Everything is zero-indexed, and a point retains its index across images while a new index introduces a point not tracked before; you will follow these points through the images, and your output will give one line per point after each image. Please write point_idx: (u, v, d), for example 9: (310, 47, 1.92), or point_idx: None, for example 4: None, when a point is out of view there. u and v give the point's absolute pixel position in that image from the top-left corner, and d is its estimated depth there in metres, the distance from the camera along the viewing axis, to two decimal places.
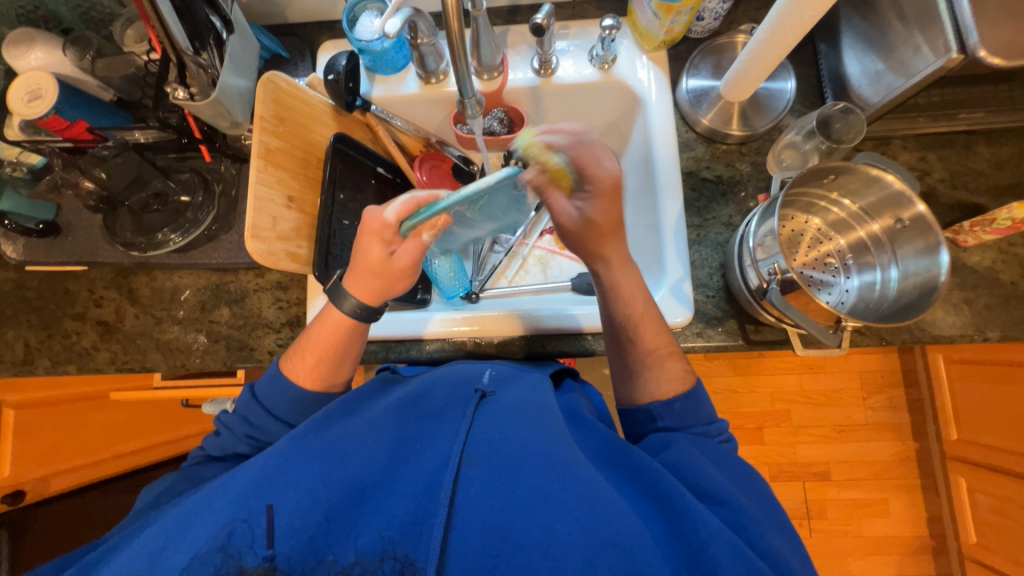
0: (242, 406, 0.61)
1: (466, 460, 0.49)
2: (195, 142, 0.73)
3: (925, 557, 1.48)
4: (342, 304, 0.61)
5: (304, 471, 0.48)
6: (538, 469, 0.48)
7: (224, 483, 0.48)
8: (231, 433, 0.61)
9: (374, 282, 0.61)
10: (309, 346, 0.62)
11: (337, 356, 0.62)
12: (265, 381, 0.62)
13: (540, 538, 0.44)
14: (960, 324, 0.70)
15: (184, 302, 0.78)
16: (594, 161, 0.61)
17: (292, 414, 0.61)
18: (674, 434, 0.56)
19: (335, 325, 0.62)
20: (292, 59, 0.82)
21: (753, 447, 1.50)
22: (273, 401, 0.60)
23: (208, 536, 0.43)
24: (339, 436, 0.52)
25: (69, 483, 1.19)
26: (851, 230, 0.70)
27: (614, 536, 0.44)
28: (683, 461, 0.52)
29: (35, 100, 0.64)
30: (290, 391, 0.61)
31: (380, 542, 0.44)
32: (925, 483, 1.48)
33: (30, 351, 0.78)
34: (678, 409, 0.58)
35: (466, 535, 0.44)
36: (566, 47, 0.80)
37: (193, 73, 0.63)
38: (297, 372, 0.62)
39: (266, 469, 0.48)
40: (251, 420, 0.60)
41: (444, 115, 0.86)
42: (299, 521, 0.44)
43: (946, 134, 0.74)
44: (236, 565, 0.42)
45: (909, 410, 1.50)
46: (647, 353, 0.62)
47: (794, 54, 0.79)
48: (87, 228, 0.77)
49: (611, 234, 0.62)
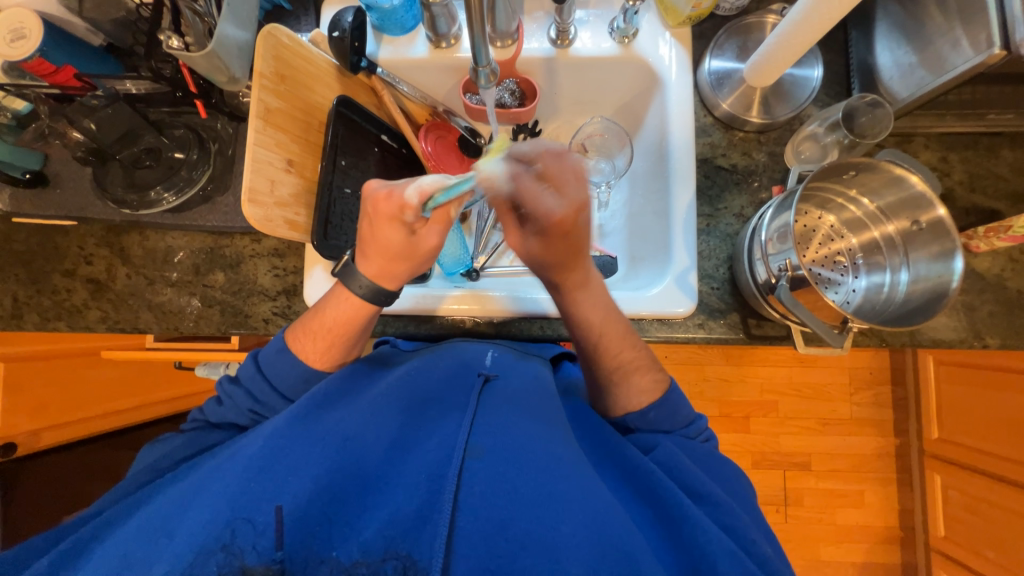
0: (247, 379, 0.61)
1: (469, 453, 0.49)
2: (190, 96, 0.69)
3: (892, 546, 1.54)
4: (354, 285, 0.60)
5: (305, 459, 0.48)
6: (539, 468, 0.48)
7: (223, 469, 0.48)
8: (233, 403, 0.60)
9: (399, 266, 0.59)
10: (316, 326, 0.61)
11: (350, 337, 0.62)
12: (271, 355, 0.61)
13: (544, 540, 0.43)
14: (961, 329, 0.69)
15: (178, 265, 0.76)
16: (535, 193, 0.55)
17: (294, 387, 0.60)
18: (662, 437, 0.57)
19: (348, 306, 0.60)
20: (294, 12, 0.77)
21: (738, 435, 1.53)
22: (279, 377, 0.60)
23: (207, 530, 0.43)
24: (339, 423, 0.51)
25: (60, 436, 1.20)
26: (865, 230, 0.69)
27: (618, 541, 0.44)
28: (673, 463, 0.53)
29: (19, 41, 0.60)
30: (296, 368, 0.60)
31: (382, 540, 0.44)
32: (900, 477, 1.53)
33: (19, 306, 0.76)
34: (653, 418, 0.59)
35: (468, 538, 0.44)
36: (585, 17, 0.76)
37: (189, 20, 0.60)
38: (307, 351, 0.61)
39: (265, 453, 0.48)
40: (256, 395, 0.60)
41: (454, 83, 0.82)
42: (302, 514, 0.44)
43: (970, 134, 0.71)
44: (237, 564, 0.41)
45: (893, 407, 1.53)
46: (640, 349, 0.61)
47: (823, 39, 0.75)
48: (76, 181, 0.73)
49: (568, 261, 0.59)
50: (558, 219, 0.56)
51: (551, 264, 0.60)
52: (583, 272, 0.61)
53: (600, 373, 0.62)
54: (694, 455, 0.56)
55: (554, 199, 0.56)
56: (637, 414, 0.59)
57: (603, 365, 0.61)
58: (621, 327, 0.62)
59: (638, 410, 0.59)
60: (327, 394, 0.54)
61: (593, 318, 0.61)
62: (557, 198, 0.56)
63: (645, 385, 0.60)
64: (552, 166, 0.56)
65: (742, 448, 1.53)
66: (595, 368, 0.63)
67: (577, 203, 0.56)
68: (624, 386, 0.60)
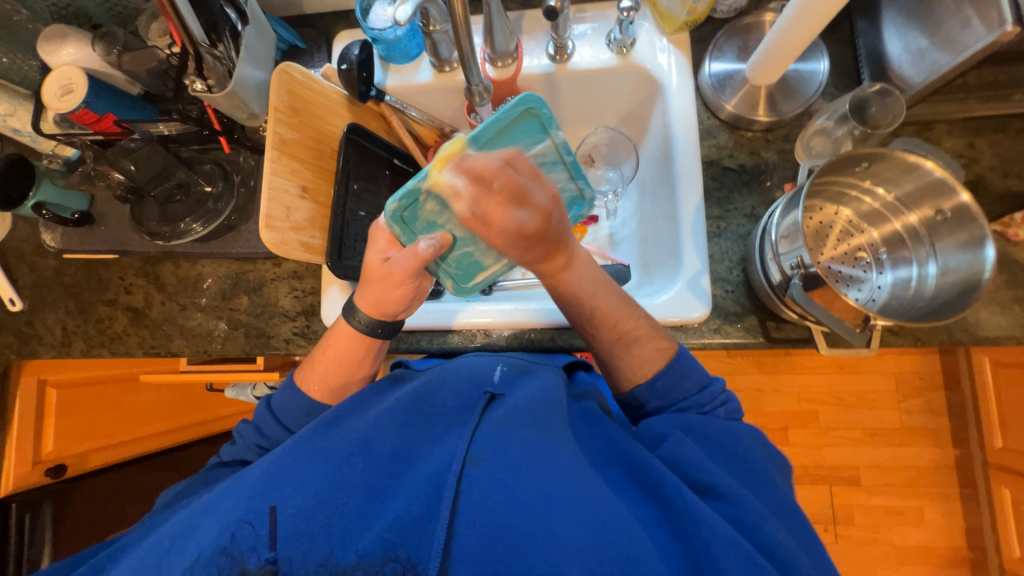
0: (257, 417, 0.63)
1: (468, 462, 0.49)
2: (215, 134, 0.76)
3: (960, 570, 1.40)
4: (354, 319, 0.63)
5: (308, 475, 0.49)
6: (542, 473, 0.47)
7: (231, 488, 0.49)
8: (243, 442, 0.63)
9: (365, 288, 0.61)
10: (319, 357, 0.64)
11: (348, 367, 0.64)
12: (280, 391, 0.64)
13: (539, 543, 0.44)
14: (1009, 324, 0.64)
15: (206, 290, 0.81)
16: (500, 214, 0.54)
17: (299, 421, 0.62)
18: (669, 426, 0.53)
19: (344, 337, 0.63)
20: (309, 50, 0.83)
21: (776, 448, 1.45)
22: (284, 410, 0.62)
23: (214, 535, 0.45)
24: (345, 436, 0.52)
25: (105, 460, 1.26)
26: (885, 222, 0.66)
27: (616, 543, 0.43)
28: (678, 457, 0.50)
29: (67, 95, 0.67)
30: (300, 400, 0.63)
31: (381, 545, 0.45)
32: (964, 492, 1.40)
33: (68, 334, 0.83)
34: (662, 387, 0.57)
35: (466, 540, 0.45)
36: (583, 32, 0.77)
37: (210, 64, 0.64)
38: (309, 384, 0.64)
39: (273, 468, 0.49)
40: (263, 430, 0.62)
41: (458, 104, 0.85)
42: (303, 523, 0.46)
43: (997, 118, 0.68)
44: (238, 565, 0.44)
45: (949, 414, 1.41)
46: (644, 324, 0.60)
47: (829, 33, 0.74)
48: (119, 218, 0.80)
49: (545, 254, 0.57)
50: (530, 233, 0.54)
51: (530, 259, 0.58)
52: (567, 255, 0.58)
53: (606, 331, 0.60)
54: (705, 439, 0.52)
55: (521, 214, 0.53)
56: (646, 382, 0.58)
57: (602, 336, 0.61)
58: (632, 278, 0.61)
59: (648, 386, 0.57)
60: (336, 413, 0.56)
61: (581, 288, 0.60)
62: (527, 210, 0.53)
63: (647, 356, 0.58)
64: (506, 185, 0.53)
65: None
66: (600, 328, 0.61)
67: (544, 210, 0.54)
68: (626, 357, 0.59)
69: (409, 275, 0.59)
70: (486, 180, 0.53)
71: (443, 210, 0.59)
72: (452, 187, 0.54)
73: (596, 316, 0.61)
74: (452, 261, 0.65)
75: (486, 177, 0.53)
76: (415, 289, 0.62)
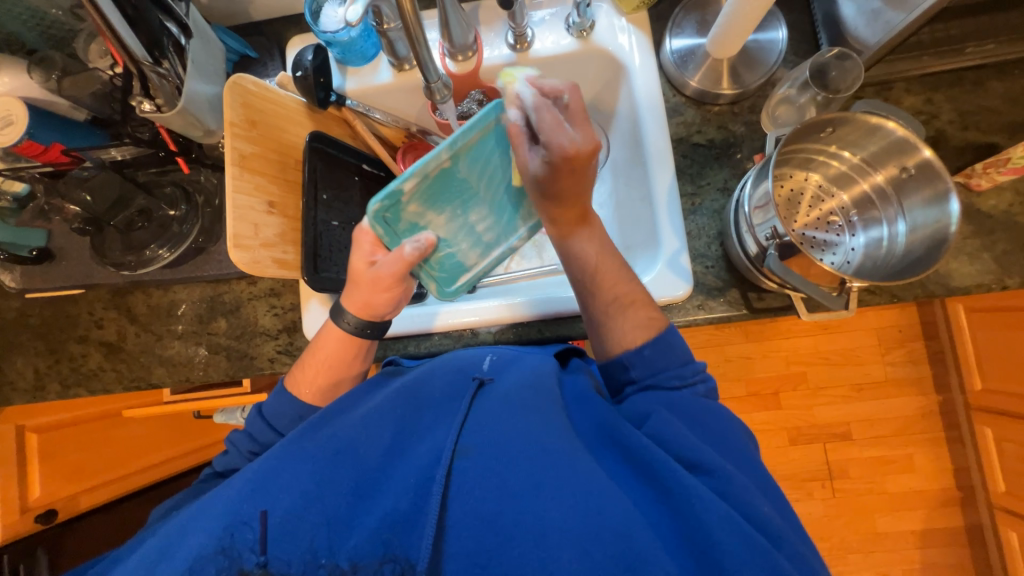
0: (250, 423, 0.62)
1: (457, 454, 0.49)
2: (172, 155, 0.73)
3: (953, 509, 1.46)
4: (342, 320, 0.62)
5: (295, 478, 0.48)
6: (531, 458, 0.47)
7: (220, 494, 0.49)
8: (237, 450, 0.61)
9: (351, 291, 0.61)
10: (310, 360, 0.63)
11: (339, 369, 0.63)
12: (273, 397, 0.63)
13: (530, 527, 0.44)
14: (977, 272, 0.66)
15: (182, 317, 0.79)
16: (552, 125, 0.52)
17: (291, 425, 0.61)
18: (656, 402, 0.54)
19: (334, 340, 0.62)
20: (260, 59, 0.80)
21: (770, 412, 1.48)
22: (276, 416, 0.61)
23: (204, 540, 0.44)
24: (333, 437, 0.51)
25: (98, 498, 1.23)
26: (854, 184, 0.67)
27: (608, 523, 0.43)
28: (666, 434, 0.50)
29: (7, 127, 0.64)
30: (294, 405, 0.61)
31: (377, 544, 0.45)
32: (949, 435, 1.46)
33: (40, 377, 0.79)
34: (652, 377, 0.56)
35: (459, 530, 0.45)
36: (541, 18, 0.76)
37: (156, 83, 0.61)
38: (301, 387, 0.62)
39: (261, 472, 0.49)
40: (255, 436, 0.61)
41: (423, 102, 0.83)
42: (294, 525, 0.45)
43: (953, 72, 0.69)
44: (236, 565, 0.43)
45: (930, 363, 1.46)
46: (610, 302, 0.60)
47: (785, 0, 0.74)
48: (80, 252, 0.76)
49: (571, 197, 0.57)
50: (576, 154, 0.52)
51: (551, 205, 0.58)
52: (579, 210, 0.59)
53: (594, 307, 0.60)
54: (697, 420, 0.52)
55: (572, 132, 0.53)
56: (635, 361, 0.57)
57: (603, 297, 0.60)
58: (614, 262, 0.61)
59: (638, 368, 0.57)
60: (324, 414, 0.55)
61: (589, 251, 0.61)
62: (574, 133, 0.53)
63: (635, 334, 0.58)
64: (545, 115, 0.53)
65: (776, 425, 1.48)
66: (589, 303, 0.61)
67: (592, 142, 0.54)
68: (619, 321, 0.59)
69: (398, 278, 0.60)
70: (559, 96, 0.54)
71: (425, 211, 0.62)
72: (521, 100, 0.53)
73: (590, 272, 0.61)
74: (435, 263, 0.67)
75: (547, 104, 0.53)
76: (404, 291, 0.63)
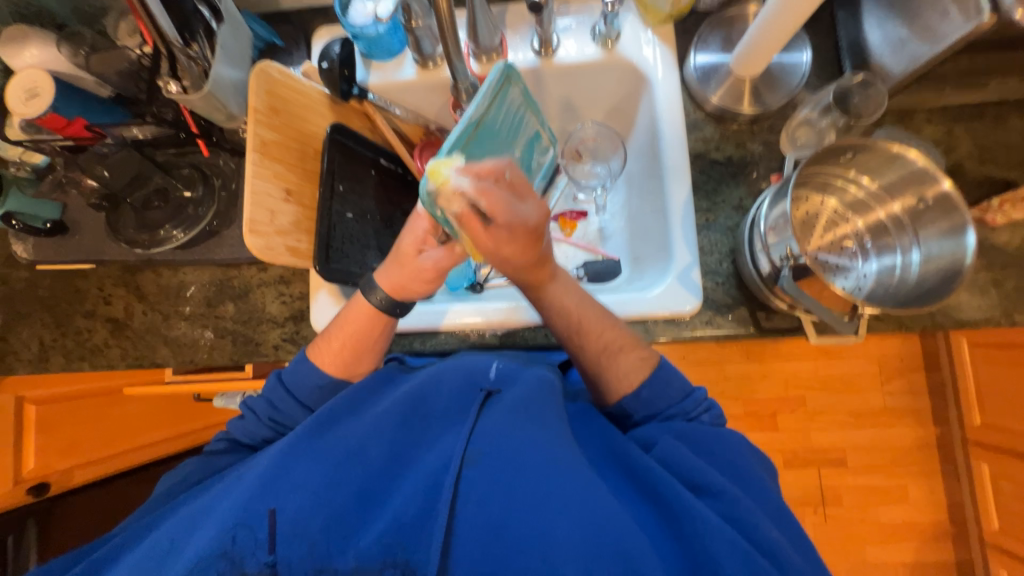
0: (268, 390, 0.62)
1: (466, 461, 0.49)
2: (193, 136, 0.73)
3: (944, 543, 1.45)
4: (372, 297, 0.62)
5: (304, 476, 0.48)
6: (540, 470, 0.47)
7: (228, 491, 0.49)
8: (255, 416, 0.62)
9: (392, 270, 0.61)
10: (337, 333, 0.62)
11: (363, 347, 0.63)
12: (292, 366, 0.63)
13: (539, 541, 0.44)
14: (986, 307, 0.66)
15: (190, 298, 0.79)
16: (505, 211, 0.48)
17: (313, 396, 0.62)
18: (658, 432, 0.54)
19: (364, 315, 0.62)
20: (286, 48, 0.80)
21: (766, 433, 1.48)
22: (297, 386, 0.61)
23: (212, 538, 0.44)
24: (342, 438, 0.51)
25: (91, 474, 1.23)
26: (869, 211, 0.67)
27: (614, 542, 0.43)
28: (674, 458, 0.50)
29: (32, 99, 0.63)
30: (314, 376, 0.61)
31: (381, 549, 0.44)
32: (945, 468, 1.45)
33: (44, 349, 0.80)
34: (647, 391, 0.56)
35: (465, 541, 0.45)
36: (567, 25, 0.77)
37: (184, 65, 0.62)
38: (323, 358, 0.62)
39: (268, 471, 0.49)
40: (275, 404, 0.62)
41: (444, 101, 0.83)
42: (301, 525, 0.46)
43: (973, 106, 0.69)
44: (237, 568, 0.44)
45: (930, 394, 1.45)
46: (599, 352, 0.58)
47: (811, 24, 0.74)
48: (94, 227, 0.77)
49: (535, 263, 0.56)
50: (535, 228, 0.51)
51: (518, 270, 0.56)
52: (549, 271, 0.58)
53: (586, 354, 0.59)
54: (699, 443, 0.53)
55: (526, 207, 0.50)
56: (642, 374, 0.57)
57: (589, 347, 0.58)
58: (601, 309, 0.60)
59: (634, 381, 0.57)
60: (330, 413, 0.54)
61: (570, 306, 0.59)
62: (530, 205, 0.50)
63: (633, 365, 0.57)
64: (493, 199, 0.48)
65: (771, 446, 1.47)
66: (579, 350, 0.60)
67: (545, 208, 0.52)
68: (611, 369, 0.58)
69: (440, 272, 0.61)
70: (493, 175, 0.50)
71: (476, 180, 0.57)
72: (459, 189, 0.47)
73: (577, 328, 0.59)
74: None
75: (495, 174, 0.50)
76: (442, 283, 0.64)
